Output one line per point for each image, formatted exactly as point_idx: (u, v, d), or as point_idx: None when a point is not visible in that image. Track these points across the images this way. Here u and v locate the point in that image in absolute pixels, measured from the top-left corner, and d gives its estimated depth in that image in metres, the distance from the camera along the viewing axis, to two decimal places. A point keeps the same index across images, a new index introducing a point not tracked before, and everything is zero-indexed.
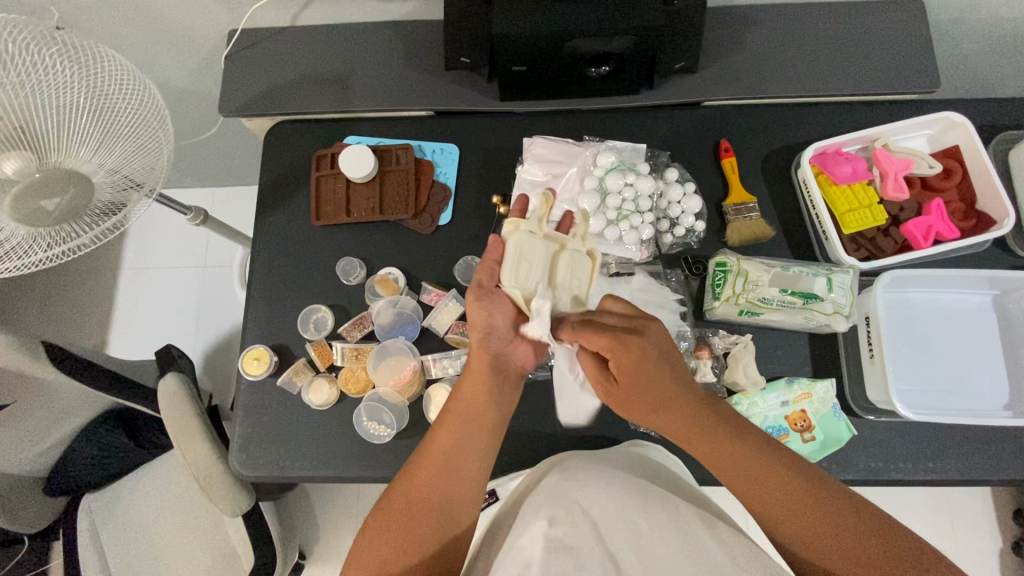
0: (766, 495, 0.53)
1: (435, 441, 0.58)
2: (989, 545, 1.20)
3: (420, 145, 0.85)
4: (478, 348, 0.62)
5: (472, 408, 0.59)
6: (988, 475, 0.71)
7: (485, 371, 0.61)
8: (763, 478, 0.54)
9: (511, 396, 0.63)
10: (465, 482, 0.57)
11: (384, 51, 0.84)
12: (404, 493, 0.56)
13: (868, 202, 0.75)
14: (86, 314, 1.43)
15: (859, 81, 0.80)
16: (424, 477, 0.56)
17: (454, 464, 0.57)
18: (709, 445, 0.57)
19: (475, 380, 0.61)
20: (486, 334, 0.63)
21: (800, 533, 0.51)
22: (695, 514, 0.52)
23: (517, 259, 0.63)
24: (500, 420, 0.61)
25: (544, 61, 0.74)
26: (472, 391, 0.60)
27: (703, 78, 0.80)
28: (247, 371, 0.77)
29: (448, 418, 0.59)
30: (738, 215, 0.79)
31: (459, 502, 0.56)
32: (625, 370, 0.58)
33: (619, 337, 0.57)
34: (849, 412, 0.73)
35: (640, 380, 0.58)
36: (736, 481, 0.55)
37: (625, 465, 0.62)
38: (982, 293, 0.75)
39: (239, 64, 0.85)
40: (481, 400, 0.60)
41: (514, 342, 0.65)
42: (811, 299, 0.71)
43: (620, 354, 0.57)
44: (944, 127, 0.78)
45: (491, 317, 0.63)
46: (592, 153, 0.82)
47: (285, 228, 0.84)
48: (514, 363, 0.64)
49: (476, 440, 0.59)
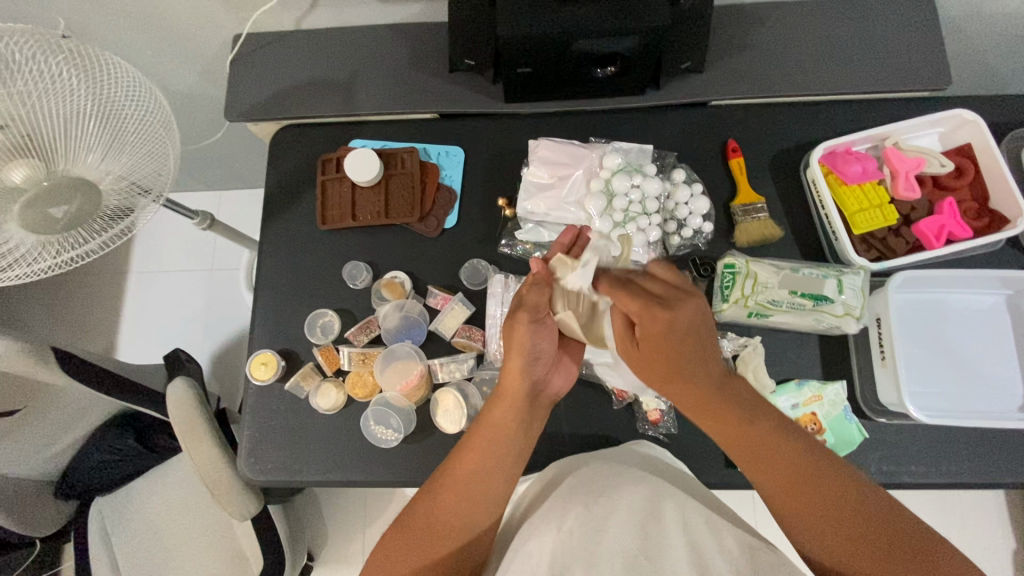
0: (790, 484, 0.52)
1: (459, 465, 0.57)
2: (1001, 547, 1.19)
3: (424, 148, 0.85)
4: (518, 373, 0.59)
5: (500, 434, 0.58)
6: (1003, 478, 0.70)
7: (519, 398, 0.59)
8: (796, 471, 0.52)
9: (539, 424, 0.62)
10: (490, 502, 0.56)
11: (388, 54, 0.84)
12: (426, 512, 0.55)
13: (879, 202, 0.74)
14: (94, 318, 1.44)
15: (868, 79, 0.79)
16: (447, 496, 0.55)
17: (480, 486, 0.56)
18: (732, 430, 0.55)
19: (509, 408, 0.59)
20: (532, 358, 0.60)
21: (830, 535, 0.50)
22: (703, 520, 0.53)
23: (565, 293, 0.63)
24: (526, 445, 0.60)
25: (548, 62, 0.74)
26: (503, 419, 0.58)
27: (709, 78, 0.80)
28: (255, 376, 0.77)
29: (474, 443, 0.57)
30: (746, 216, 0.78)
31: (483, 514, 0.55)
32: (657, 338, 0.54)
33: (649, 303, 0.54)
34: (860, 415, 0.72)
35: (671, 347, 0.54)
36: (773, 479, 0.53)
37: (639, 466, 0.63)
38: (995, 293, 0.74)
39: (244, 69, 0.85)
40: (511, 429, 0.58)
41: (550, 371, 0.64)
42: (821, 301, 0.70)
43: (648, 319, 0.54)
44: (956, 125, 0.77)
45: (539, 344, 0.60)
46: (598, 155, 0.81)
47: (292, 232, 0.84)
48: (546, 389, 0.64)
49: (500, 465, 0.57)
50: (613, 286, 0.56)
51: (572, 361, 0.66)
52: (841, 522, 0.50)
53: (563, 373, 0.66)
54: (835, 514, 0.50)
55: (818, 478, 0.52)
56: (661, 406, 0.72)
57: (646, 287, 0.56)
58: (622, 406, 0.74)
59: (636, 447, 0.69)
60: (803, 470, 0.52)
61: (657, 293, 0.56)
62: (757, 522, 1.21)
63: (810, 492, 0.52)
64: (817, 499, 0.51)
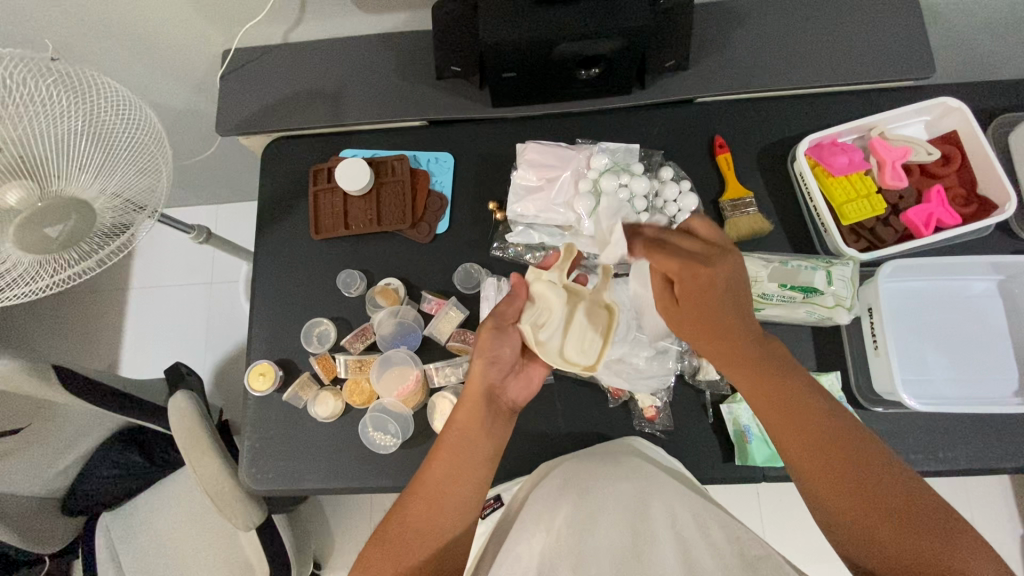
0: (842, 477, 0.50)
1: (429, 472, 0.58)
2: (1009, 533, 1.18)
3: (414, 155, 0.86)
4: (479, 373, 0.62)
5: (466, 438, 0.59)
6: (1002, 463, 0.70)
7: (481, 401, 0.61)
8: (817, 432, 0.52)
9: (506, 429, 0.63)
10: (462, 505, 0.57)
11: (377, 65, 0.86)
12: (400, 521, 0.56)
13: (866, 193, 0.75)
14: (95, 335, 1.45)
15: (852, 71, 0.79)
16: (419, 503, 0.56)
17: (450, 491, 0.57)
18: (757, 377, 0.55)
19: (470, 410, 0.60)
20: (492, 361, 0.63)
21: (845, 497, 0.49)
22: (693, 517, 0.54)
23: (535, 308, 0.65)
24: (496, 450, 0.61)
25: (533, 65, 0.75)
26: (468, 423, 0.60)
27: (694, 75, 0.81)
28: (253, 387, 0.78)
29: (443, 448, 0.59)
30: (735, 211, 0.78)
31: (455, 518, 0.56)
32: (692, 297, 0.55)
33: (686, 262, 0.54)
34: (856, 404, 0.72)
35: (704, 306, 0.55)
36: (795, 433, 0.52)
37: (628, 458, 0.65)
38: (987, 279, 0.74)
39: (234, 84, 0.88)
40: (477, 433, 0.60)
41: (512, 377, 0.65)
42: (811, 293, 0.70)
43: (681, 276, 0.55)
44: (941, 113, 0.77)
45: (500, 349, 0.64)
46: (585, 156, 0.81)
47: (287, 243, 0.85)
48: (506, 396, 0.64)
49: (470, 465, 0.58)
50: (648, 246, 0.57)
51: (540, 373, 0.67)
52: (859, 488, 0.49)
53: (526, 384, 0.66)
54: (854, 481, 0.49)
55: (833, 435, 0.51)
56: (656, 403, 0.73)
57: (682, 244, 0.56)
58: (618, 404, 0.75)
59: (633, 445, 0.69)
60: (826, 430, 0.52)
61: (692, 249, 0.56)
62: (762, 516, 1.22)
63: (833, 456, 0.50)
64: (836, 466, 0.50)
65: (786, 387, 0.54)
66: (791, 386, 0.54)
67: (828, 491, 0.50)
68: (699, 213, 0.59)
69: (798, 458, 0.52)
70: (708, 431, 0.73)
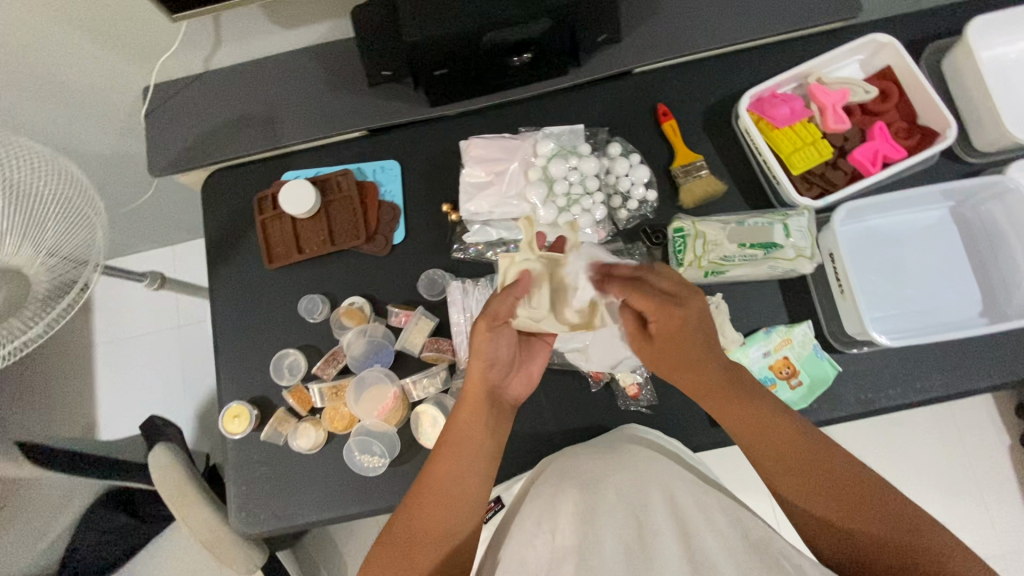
0: (808, 484, 0.52)
1: (433, 474, 0.58)
2: (997, 443, 1.23)
3: (359, 167, 0.84)
4: (478, 375, 0.61)
5: (469, 440, 0.59)
6: (976, 383, 0.71)
7: (482, 401, 0.61)
8: (785, 445, 0.54)
9: (505, 426, 0.63)
10: (465, 506, 0.57)
11: (308, 81, 0.84)
12: (405, 527, 0.56)
13: (811, 139, 0.75)
14: (66, 399, 1.40)
15: (782, 19, 0.79)
16: (423, 506, 0.57)
17: (452, 494, 0.57)
18: (723, 403, 0.57)
19: (473, 410, 0.60)
20: (491, 362, 0.61)
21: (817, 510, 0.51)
22: (692, 502, 0.55)
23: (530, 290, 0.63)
24: (497, 450, 0.61)
25: (462, 57, 0.73)
26: (470, 421, 0.60)
27: (628, 46, 0.80)
28: (230, 431, 0.75)
29: (447, 447, 0.59)
30: (687, 176, 0.77)
31: (460, 519, 0.57)
32: (667, 335, 0.57)
33: (666, 302, 0.57)
34: (830, 349, 0.73)
35: (682, 342, 0.57)
36: (767, 452, 0.55)
37: (626, 444, 0.66)
38: (939, 207, 0.76)
39: (162, 121, 0.85)
40: (480, 433, 0.60)
41: (511, 373, 0.65)
42: (771, 248, 0.70)
43: (661, 318, 0.57)
44: (874, 50, 0.78)
45: (496, 349, 0.61)
46: (530, 143, 0.78)
47: (243, 277, 0.82)
48: (506, 394, 0.65)
49: (476, 467, 0.59)
50: (631, 283, 0.59)
51: (534, 366, 0.67)
52: (835, 499, 0.51)
53: (522, 378, 0.66)
54: (823, 492, 0.52)
55: (805, 445, 0.54)
56: (637, 379, 0.73)
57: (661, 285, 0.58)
58: (600, 386, 0.74)
59: (626, 432, 0.69)
60: (794, 440, 0.54)
61: (665, 292, 0.58)
62: None
63: (807, 468, 0.53)
64: (810, 477, 0.52)
65: (751, 406, 0.56)
66: (756, 404, 0.56)
67: (807, 504, 0.52)
68: (664, 265, 0.62)
69: (775, 477, 0.54)
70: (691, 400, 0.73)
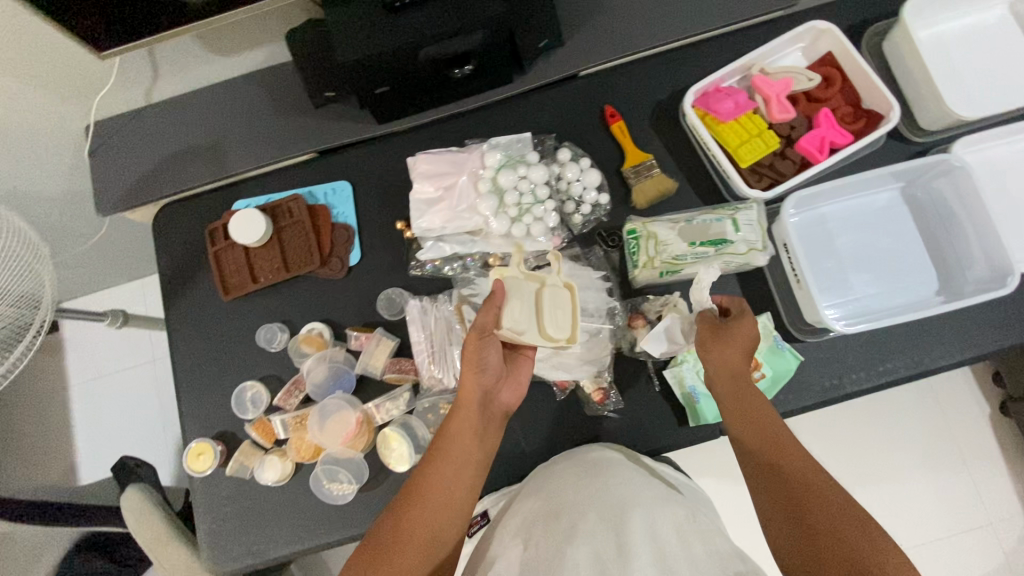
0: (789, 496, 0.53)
1: (423, 478, 0.58)
2: (976, 413, 1.24)
3: (310, 191, 0.83)
4: (470, 380, 0.61)
5: (459, 445, 0.59)
6: (938, 362, 0.72)
7: (474, 408, 0.61)
8: (783, 460, 0.56)
9: (496, 435, 0.63)
10: (450, 512, 0.57)
11: (253, 107, 0.82)
12: (388, 530, 0.55)
13: (757, 132, 0.75)
14: (42, 445, 1.37)
15: (722, 12, 0.79)
16: (409, 510, 0.56)
17: (439, 500, 0.57)
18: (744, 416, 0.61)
19: (463, 417, 0.60)
20: (482, 369, 0.62)
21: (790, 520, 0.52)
22: (670, 527, 0.53)
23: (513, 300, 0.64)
24: (486, 458, 0.61)
25: (402, 74, 0.72)
26: (461, 427, 0.60)
27: (572, 49, 0.80)
28: (194, 469, 0.74)
29: (437, 452, 0.59)
30: (638, 177, 0.77)
31: (444, 525, 0.56)
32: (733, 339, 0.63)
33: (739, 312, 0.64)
34: (791, 339, 0.72)
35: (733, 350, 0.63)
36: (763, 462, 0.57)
37: (611, 463, 0.65)
38: (891, 189, 0.76)
39: (106, 158, 0.83)
40: (471, 440, 0.60)
41: (503, 381, 0.65)
42: (721, 244, 0.70)
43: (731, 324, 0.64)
44: (814, 38, 0.78)
45: (486, 357, 0.62)
46: (477, 155, 0.78)
47: (200, 311, 0.81)
48: (499, 401, 0.64)
49: (464, 473, 0.59)
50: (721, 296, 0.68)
51: (524, 372, 0.67)
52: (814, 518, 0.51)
53: (515, 386, 0.66)
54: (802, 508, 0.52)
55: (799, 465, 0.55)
56: (602, 385, 0.72)
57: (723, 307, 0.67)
58: (566, 394, 0.73)
59: (599, 450, 0.68)
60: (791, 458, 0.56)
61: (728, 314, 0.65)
62: None
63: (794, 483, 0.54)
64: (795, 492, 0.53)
65: (761, 420, 0.60)
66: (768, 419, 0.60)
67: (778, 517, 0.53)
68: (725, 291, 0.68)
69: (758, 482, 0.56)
70: (658, 401, 0.73)
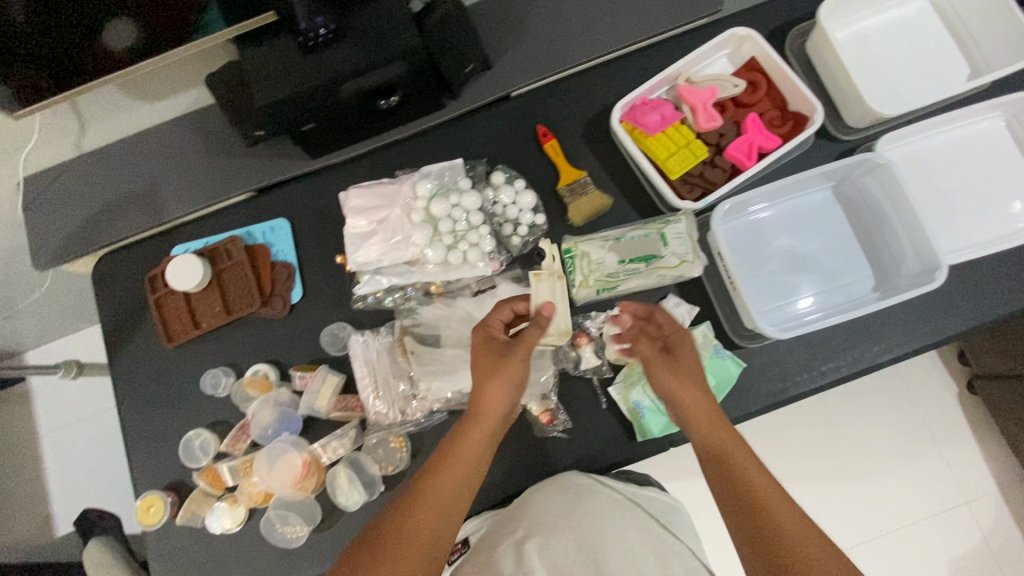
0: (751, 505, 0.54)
1: (439, 482, 0.55)
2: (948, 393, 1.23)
3: (248, 231, 0.82)
4: (503, 392, 0.59)
5: (479, 454, 0.57)
6: (879, 357, 0.72)
7: (498, 420, 0.59)
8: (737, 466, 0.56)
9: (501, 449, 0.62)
10: (457, 521, 0.55)
11: (183, 151, 0.82)
12: (398, 528, 0.52)
13: (684, 142, 0.75)
14: None
15: (645, 25, 0.80)
16: (422, 513, 0.53)
17: (453, 506, 0.55)
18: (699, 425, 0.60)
19: (488, 428, 0.58)
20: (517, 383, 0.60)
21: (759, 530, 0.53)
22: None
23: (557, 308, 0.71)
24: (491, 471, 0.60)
25: (327, 110, 0.72)
26: (485, 438, 0.58)
27: (499, 72, 0.80)
28: (144, 523, 0.73)
29: (456, 457, 0.56)
30: (574, 194, 0.77)
31: (451, 532, 0.54)
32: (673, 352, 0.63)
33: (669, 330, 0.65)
34: (732, 346, 0.72)
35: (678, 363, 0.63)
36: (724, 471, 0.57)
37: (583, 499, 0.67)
38: (823, 188, 0.77)
39: (38, 212, 0.82)
40: (486, 452, 0.58)
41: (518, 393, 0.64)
42: (652, 259, 0.73)
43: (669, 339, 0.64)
44: (736, 44, 0.79)
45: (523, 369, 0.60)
46: (409, 186, 0.78)
47: (144, 360, 0.80)
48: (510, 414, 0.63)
49: (475, 482, 0.57)
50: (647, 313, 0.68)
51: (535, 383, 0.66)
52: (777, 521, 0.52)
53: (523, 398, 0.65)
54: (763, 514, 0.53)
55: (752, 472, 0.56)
56: (549, 406, 0.72)
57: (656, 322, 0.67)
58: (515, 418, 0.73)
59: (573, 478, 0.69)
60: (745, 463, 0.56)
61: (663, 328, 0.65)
62: None
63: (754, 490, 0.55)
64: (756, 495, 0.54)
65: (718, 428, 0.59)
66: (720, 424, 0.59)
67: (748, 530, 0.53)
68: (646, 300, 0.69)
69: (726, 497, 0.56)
70: (606, 418, 0.73)
